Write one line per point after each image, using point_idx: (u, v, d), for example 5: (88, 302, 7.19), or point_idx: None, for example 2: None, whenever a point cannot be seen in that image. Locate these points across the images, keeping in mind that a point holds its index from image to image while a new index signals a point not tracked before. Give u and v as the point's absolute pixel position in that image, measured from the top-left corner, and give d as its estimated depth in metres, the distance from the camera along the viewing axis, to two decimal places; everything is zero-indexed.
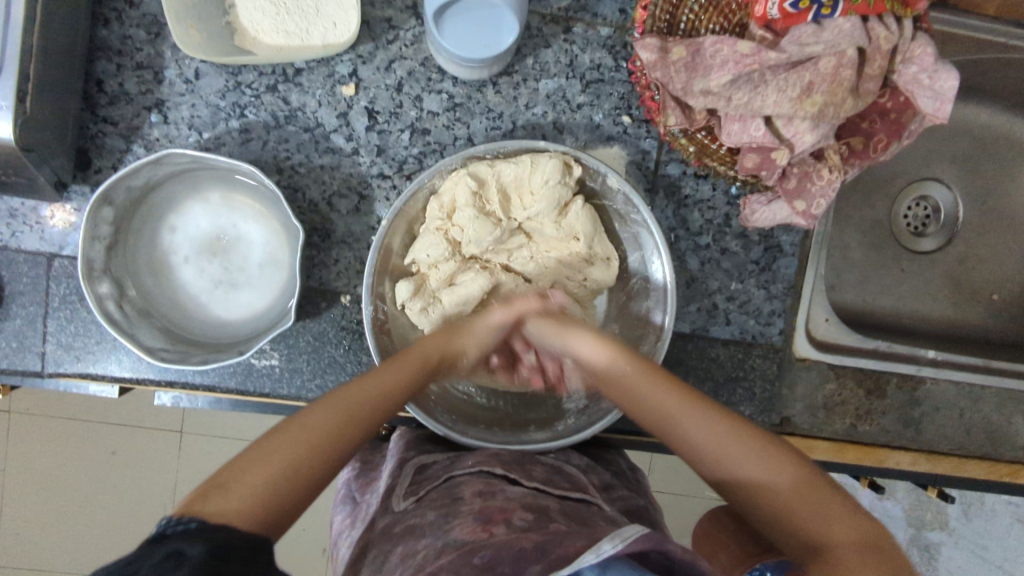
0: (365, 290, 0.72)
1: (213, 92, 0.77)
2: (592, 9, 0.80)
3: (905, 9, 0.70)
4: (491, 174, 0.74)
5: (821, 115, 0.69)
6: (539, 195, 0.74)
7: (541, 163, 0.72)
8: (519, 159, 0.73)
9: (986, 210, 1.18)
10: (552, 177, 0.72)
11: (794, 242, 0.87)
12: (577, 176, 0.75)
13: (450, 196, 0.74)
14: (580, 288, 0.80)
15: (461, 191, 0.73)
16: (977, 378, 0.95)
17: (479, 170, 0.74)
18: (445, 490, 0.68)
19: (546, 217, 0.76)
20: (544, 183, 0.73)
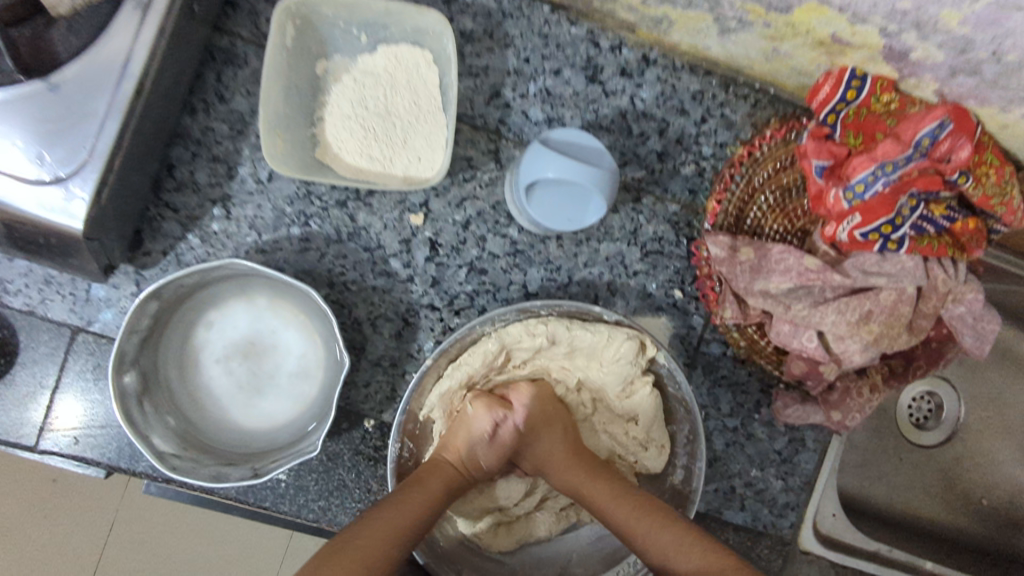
0: (396, 432, 0.70)
1: (284, 197, 0.76)
2: (663, 185, 0.83)
3: (964, 253, 0.73)
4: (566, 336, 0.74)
5: (874, 342, 0.71)
6: (608, 368, 0.75)
7: (617, 343, 0.74)
8: (597, 330, 0.74)
9: (986, 417, 1.21)
10: (625, 356, 0.74)
11: (818, 438, 0.88)
12: (649, 356, 0.75)
13: (513, 339, 0.74)
14: (627, 468, 0.79)
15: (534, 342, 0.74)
16: None
17: (558, 328, 0.74)
18: None
19: (607, 386, 0.77)
20: (616, 358, 0.74)
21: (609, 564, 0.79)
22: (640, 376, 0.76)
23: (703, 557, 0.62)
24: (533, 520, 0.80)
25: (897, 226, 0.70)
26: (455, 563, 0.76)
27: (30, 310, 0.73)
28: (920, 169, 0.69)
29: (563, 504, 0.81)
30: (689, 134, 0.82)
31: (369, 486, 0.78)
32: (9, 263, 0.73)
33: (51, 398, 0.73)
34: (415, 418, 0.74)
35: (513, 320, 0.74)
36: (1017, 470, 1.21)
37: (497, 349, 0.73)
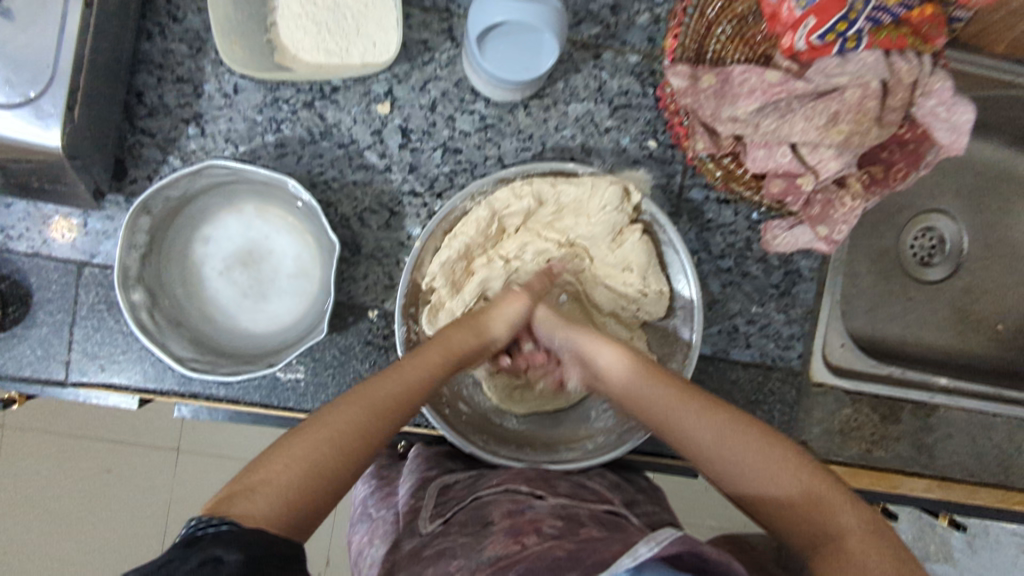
0: (397, 314, 0.73)
1: (252, 108, 0.78)
2: (621, 38, 0.83)
3: (926, 44, 0.73)
4: (551, 195, 0.76)
5: (846, 143, 0.71)
6: (596, 219, 0.76)
7: (600, 190, 0.75)
8: (581, 181, 0.75)
9: (991, 243, 1.22)
10: (611, 203, 0.75)
11: (812, 267, 0.89)
12: (635, 203, 0.76)
13: (501, 204, 0.76)
14: (632, 317, 0.81)
15: (521, 204, 0.76)
16: (990, 407, 0.97)
17: (542, 186, 0.76)
18: (473, 513, 0.69)
19: (597, 240, 0.79)
20: (603, 207, 0.75)
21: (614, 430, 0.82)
22: (629, 224, 0.78)
23: (781, 466, 0.58)
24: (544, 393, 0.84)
25: (852, 22, 0.69)
26: (480, 434, 0.82)
27: (34, 252, 0.77)
28: None
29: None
30: None
31: (384, 371, 0.81)
32: (6, 209, 0.76)
33: (70, 331, 0.77)
34: (416, 299, 0.76)
35: (492, 191, 0.76)
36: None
37: (487, 214, 0.76)
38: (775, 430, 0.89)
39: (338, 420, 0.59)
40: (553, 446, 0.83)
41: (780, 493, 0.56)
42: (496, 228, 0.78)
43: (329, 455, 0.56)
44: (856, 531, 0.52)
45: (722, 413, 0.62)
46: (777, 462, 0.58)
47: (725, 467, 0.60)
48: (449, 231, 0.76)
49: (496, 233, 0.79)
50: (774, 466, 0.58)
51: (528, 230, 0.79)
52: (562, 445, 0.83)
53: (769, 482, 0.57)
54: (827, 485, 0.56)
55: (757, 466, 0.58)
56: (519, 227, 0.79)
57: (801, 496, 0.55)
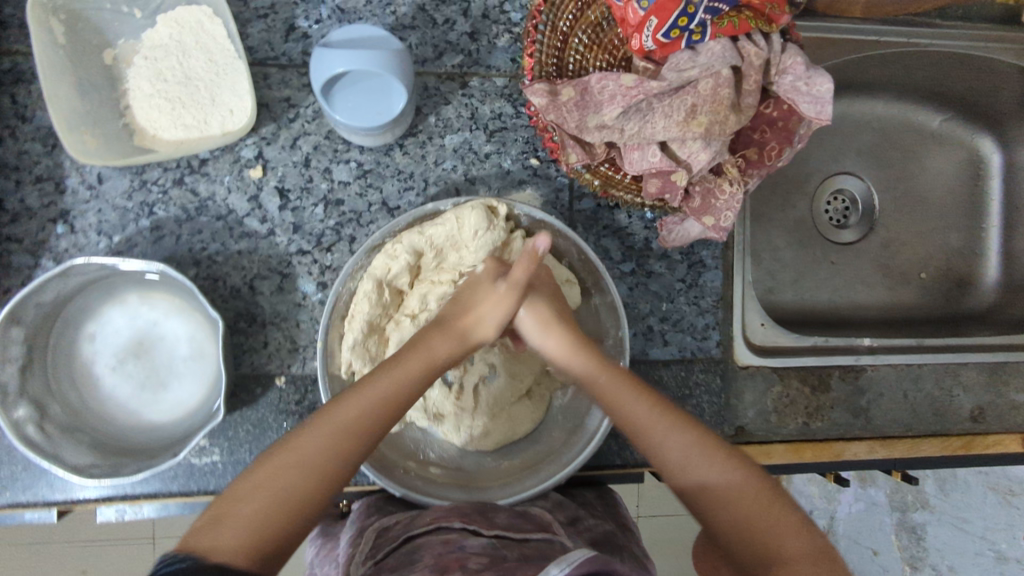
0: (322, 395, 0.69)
1: (119, 194, 0.76)
2: (485, 62, 0.83)
3: (772, 24, 0.74)
4: (425, 242, 0.74)
5: (709, 133, 0.72)
6: (475, 247, 0.75)
7: (464, 218, 0.74)
8: (445, 219, 0.74)
9: (899, 195, 1.24)
10: (480, 226, 0.74)
11: (715, 255, 0.90)
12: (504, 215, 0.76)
13: (386, 272, 0.74)
14: None
15: (401, 263, 0.74)
16: (915, 357, 0.99)
17: (410, 239, 0.73)
18: (403, 556, 0.65)
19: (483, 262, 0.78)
20: (475, 233, 0.74)
21: (570, 446, 0.80)
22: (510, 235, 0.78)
23: (722, 462, 0.65)
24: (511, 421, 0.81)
25: (692, 16, 0.70)
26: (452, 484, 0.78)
27: None
28: None
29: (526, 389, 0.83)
30: (492, 6, 0.83)
31: None
32: None
33: None
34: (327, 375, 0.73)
35: (364, 264, 0.73)
36: (942, 234, 1.24)
37: (374, 287, 0.73)
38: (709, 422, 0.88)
39: (305, 448, 0.60)
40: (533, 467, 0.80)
41: (730, 498, 0.63)
42: (391, 295, 0.76)
43: (314, 478, 0.59)
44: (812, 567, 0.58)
45: (688, 425, 0.68)
46: (713, 459, 0.66)
47: (674, 462, 0.66)
48: (347, 313, 0.74)
49: (392, 300, 0.76)
50: (718, 466, 0.65)
51: (426, 281, 0.78)
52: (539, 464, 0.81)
53: (712, 475, 0.65)
54: (791, 524, 0.61)
55: (706, 467, 0.65)
56: (413, 283, 0.78)
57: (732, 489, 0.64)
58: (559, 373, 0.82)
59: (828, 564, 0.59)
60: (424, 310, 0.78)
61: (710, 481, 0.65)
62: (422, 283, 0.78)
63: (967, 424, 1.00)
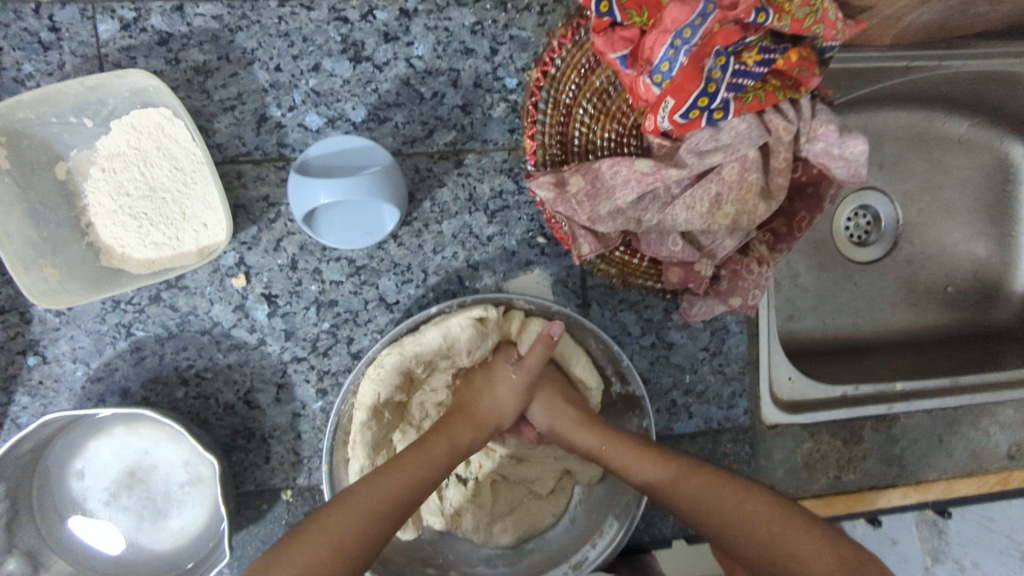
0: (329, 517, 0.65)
1: (91, 318, 0.70)
2: (480, 136, 0.75)
3: (800, 90, 0.66)
4: (409, 360, 0.68)
5: (736, 224, 0.65)
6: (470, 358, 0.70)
7: (453, 332, 0.68)
8: (431, 337, 0.67)
9: (924, 207, 1.17)
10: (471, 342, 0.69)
11: (739, 320, 0.83)
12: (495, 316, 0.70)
13: (376, 398, 0.68)
14: None
15: (388, 387, 0.68)
16: (952, 402, 0.93)
17: (391, 361, 0.67)
18: None
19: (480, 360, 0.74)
20: (469, 347, 0.70)
21: (583, 538, 0.76)
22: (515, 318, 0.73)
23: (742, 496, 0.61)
24: (529, 512, 0.78)
25: (713, 94, 0.63)
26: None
27: None
28: (718, 23, 0.60)
29: (549, 489, 0.79)
30: (485, 73, 0.74)
31: None
32: None
33: None
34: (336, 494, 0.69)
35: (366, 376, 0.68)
36: (968, 245, 1.18)
37: (369, 416, 0.68)
38: None
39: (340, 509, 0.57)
40: (554, 563, 0.75)
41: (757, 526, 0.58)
42: (390, 412, 0.71)
43: (345, 532, 0.55)
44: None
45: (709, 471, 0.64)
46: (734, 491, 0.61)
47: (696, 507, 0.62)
48: (348, 439, 0.69)
49: (393, 415, 0.72)
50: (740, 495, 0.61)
51: (422, 390, 0.74)
52: (561, 558, 0.75)
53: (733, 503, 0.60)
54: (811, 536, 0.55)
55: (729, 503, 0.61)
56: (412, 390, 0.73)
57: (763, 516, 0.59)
58: (579, 468, 0.78)
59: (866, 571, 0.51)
60: (426, 420, 0.74)
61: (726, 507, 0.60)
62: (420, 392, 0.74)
63: (1004, 461, 0.96)
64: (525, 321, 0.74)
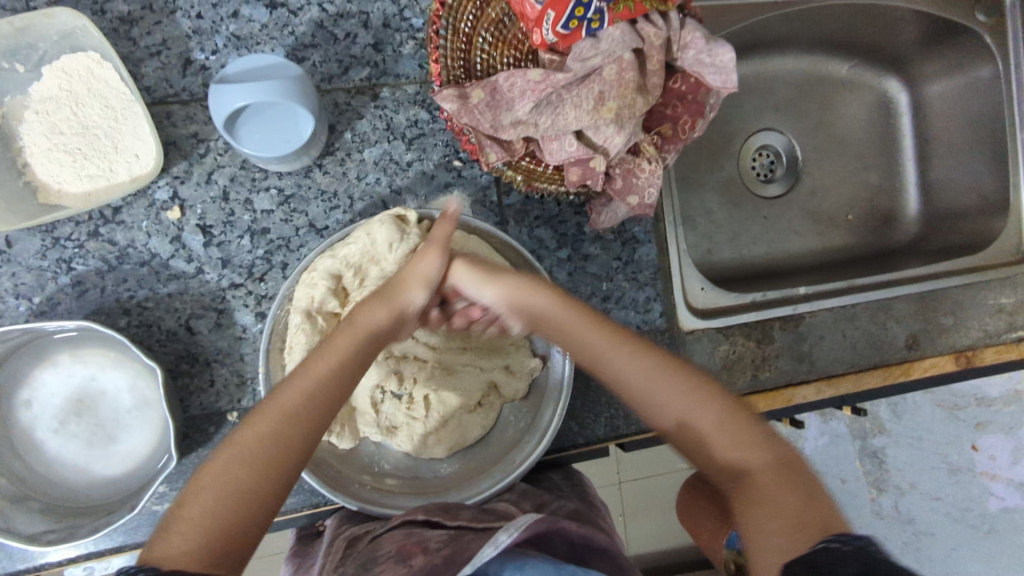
0: None
1: (32, 256, 0.74)
2: (393, 72, 0.82)
3: (665, 3, 0.76)
4: (339, 263, 0.74)
5: (620, 117, 0.73)
6: (391, 259, 0.74)
7: (374, 233, 0.74)
8: (355, 236, 0.74)
9: (819, 142, 1.29)
10: (392, 237, 0.74)
11: (647, 230, 0.91)
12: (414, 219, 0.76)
13: (311, 301, 0.74)
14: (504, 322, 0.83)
15: (322, 290, 0.73)
16: (849, 299, 1.04)
17: (324, 264, 0.74)
18: (370, 548, 0.67)
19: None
20: (389, 246, 0.74)
21: (515, 445, 0.83)
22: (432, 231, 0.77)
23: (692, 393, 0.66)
24: (463, 425, 0.82)
25: (587, 5, 0.71)
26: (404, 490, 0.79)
27: None
28: None
29: (477, 399, 0.82)
30: (392, 15, 0.82)
31: None
32: None
33: None
34: None
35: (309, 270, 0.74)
36: (863, 175, 1.29)
37: (304, 318, 0.73)
38: None
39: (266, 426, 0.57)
40: (491, 468, 0.81)
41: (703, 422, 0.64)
42: (326, 321, 0.75)
43: (267, 457, 0.56)
44: (778, 482, 0.61)
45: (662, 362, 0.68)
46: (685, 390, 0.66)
47: (650, 398, 0.66)
48: (285, 347, 0.73)
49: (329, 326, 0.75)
50: (690, 395, 0.66)
51: (354, 303, 0.77)
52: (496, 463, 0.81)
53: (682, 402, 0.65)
54: (758, 435, 0.64)
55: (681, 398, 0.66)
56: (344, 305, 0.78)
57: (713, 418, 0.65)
58: (506, 382, 0.83)
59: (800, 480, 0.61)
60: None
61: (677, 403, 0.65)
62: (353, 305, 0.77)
63: (904, 352, 1.06)
64: (445, 233, 0.78)
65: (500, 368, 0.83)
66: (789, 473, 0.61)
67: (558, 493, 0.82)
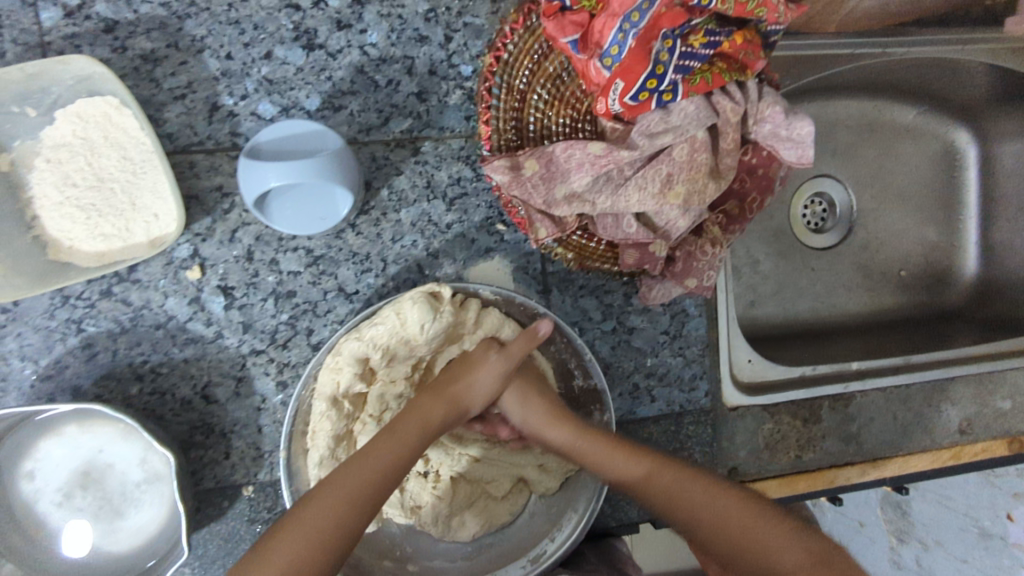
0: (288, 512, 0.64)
1: (40, 315, 0.68)
2: (437, 124, 0.75)
3: (746, 72, 0.68)
4: (365, 346, 0.66)
5: (687, 203, 0.66)
6: (423, 338, 0.68)
7: (405, 312, 0.66)
8: (383, 317, 0.66)
9: (877, 193, 1.20)
10: (425, 319, 0.66)
11: (698, 303, 0.85)
12: (448, 297, 0.68)
13: (336, 387, 0.68)
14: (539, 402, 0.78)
15: (347, 375, 0.67)
16: (903, 379, 0.96)
17: (350, 348, 0.66)
18: None
19: (437, 346, 0.73)
20: (421, 327, 0.66)
21: (544, 531, 0.76)
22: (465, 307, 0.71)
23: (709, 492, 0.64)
24: (490, 512, 0.77)
25: (661, 76, 0.64)
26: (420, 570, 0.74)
27: None
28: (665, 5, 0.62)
29: (504, 489, 0.79)
30: (440, 61, 0.74)
31: None
32: None
33: None
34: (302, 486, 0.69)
35: (327, 361, 0.66)
36: (920, 231, 1.21)
37: (330, 405, 0.68)
38: None
39: (320, 510, 0.58)
40: (514, 555, 0.75)
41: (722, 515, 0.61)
42: (351, 403, 0.70)
43: (323, 534, 0.56)
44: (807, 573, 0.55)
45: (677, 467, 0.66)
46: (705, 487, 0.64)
47: (671, 499, 0.64)
48: (308, 431, 0.68)
49: (353, 407, 0.71)
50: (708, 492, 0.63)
51: (383, 382, 0.73)
52: (519, 550, 0.75)
53: (701, 499, 0.63)
54: (782, 531, 0.59)
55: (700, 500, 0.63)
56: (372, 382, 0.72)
57: (733, 512, 0.61)
58: (539, 479, 0.78)
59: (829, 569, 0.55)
60: (386, 411, 0.74)
61: (694, 499, 0.63)
62: (379, 384, 0.72)
63: (957, 436, 0.99)
64: (480, 310, 0.73)
65: (532, 467, 0.79)
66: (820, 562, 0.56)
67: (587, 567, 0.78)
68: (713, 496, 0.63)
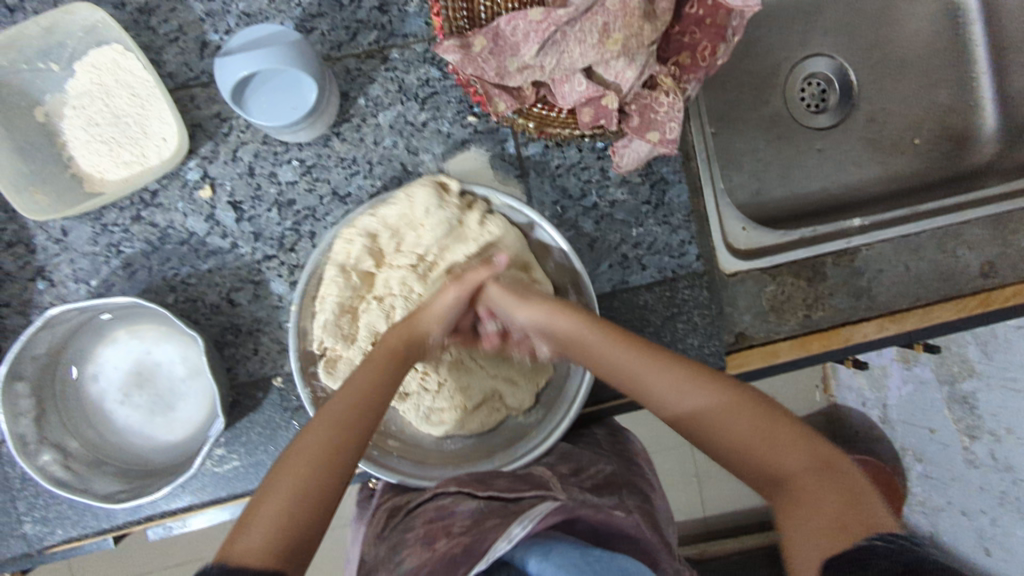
0: (294, 374, 0.73)
1: (85, 243, 0.80)
2: (401, 31, 0.82)
3: None
4: (378, 222, 0.77)
5: (627, 50, 0.70)
6: (429, 224, 0.78)
7: (415, 196, 0.77)
8: (396, 199, 0.77)
9: (877, 62, 1.16)
10: (431, 203, 0.77)
11: (676, 169, 0.87)
12: (456, 190, 0.78)
13: (347, 256, 0.77)
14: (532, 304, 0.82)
15: (358, 245, 0.76)
16: (910, 227, 0.96)
17: (364, 221, 0.76)
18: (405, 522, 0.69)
19: (442, 243, 0.79)
20: (426, 211, 0.77)
21: (527, 433, 0.82)
22: (466, 207, 0.79)
23: (710, 394, 0.64)
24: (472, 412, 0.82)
25: None
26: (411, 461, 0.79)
27: None
28: None
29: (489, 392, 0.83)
30: None
31: None
32: None
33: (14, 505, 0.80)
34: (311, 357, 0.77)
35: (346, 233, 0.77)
36: (933, 96, 1.16)
37: (338, 271, 0.77)
38: (704, 336, 0.86)
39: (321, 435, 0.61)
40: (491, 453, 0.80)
41: (727, 425, 0.63)
42: (359, 277, 0.79)
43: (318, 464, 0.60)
44: (815, 477, 0.58)
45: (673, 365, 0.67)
46: (701, 387, 0.65)
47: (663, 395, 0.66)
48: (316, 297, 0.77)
49: (359, 282, 0.79)
50: (709, 394, 0.64)
51: (388, 266, 0.80)
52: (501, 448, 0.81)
53: (703, 403, 0.64)
54: (767, 420, 0.62)
55: (697, 399, 0.64)
56: (381, 265, 0.80)
57: (733, 415, 0.63)
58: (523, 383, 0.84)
59: (835, 475, 0.57)
60: (389, 295, 0.80)
61: (697, 407, 0.64)
62: (391, 269, 0.80)
63: (978, 282, 0.95)
64: (486, 217, 0.79)
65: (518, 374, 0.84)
66: (826, 467, 0.58)
67: (601, 453, 0.81)
68: (710, 396, 0.64)
